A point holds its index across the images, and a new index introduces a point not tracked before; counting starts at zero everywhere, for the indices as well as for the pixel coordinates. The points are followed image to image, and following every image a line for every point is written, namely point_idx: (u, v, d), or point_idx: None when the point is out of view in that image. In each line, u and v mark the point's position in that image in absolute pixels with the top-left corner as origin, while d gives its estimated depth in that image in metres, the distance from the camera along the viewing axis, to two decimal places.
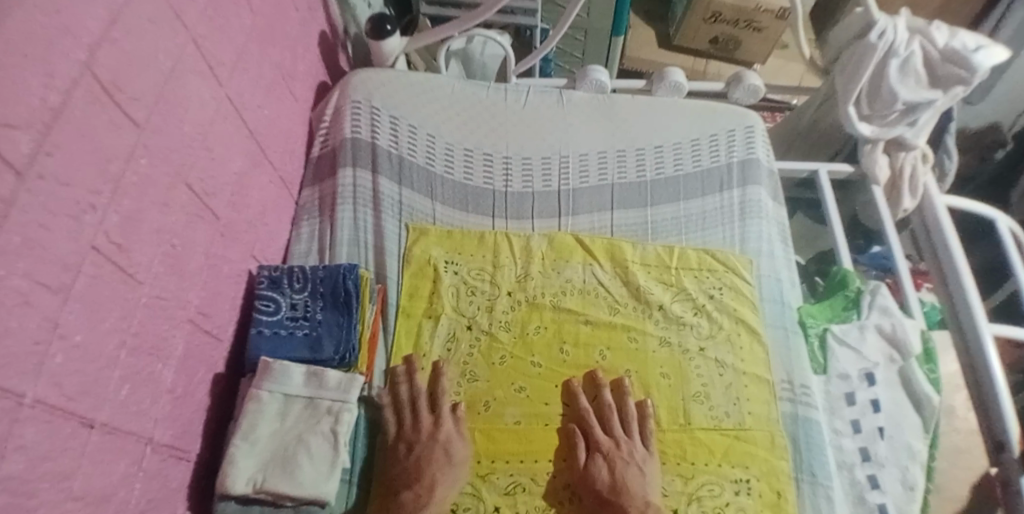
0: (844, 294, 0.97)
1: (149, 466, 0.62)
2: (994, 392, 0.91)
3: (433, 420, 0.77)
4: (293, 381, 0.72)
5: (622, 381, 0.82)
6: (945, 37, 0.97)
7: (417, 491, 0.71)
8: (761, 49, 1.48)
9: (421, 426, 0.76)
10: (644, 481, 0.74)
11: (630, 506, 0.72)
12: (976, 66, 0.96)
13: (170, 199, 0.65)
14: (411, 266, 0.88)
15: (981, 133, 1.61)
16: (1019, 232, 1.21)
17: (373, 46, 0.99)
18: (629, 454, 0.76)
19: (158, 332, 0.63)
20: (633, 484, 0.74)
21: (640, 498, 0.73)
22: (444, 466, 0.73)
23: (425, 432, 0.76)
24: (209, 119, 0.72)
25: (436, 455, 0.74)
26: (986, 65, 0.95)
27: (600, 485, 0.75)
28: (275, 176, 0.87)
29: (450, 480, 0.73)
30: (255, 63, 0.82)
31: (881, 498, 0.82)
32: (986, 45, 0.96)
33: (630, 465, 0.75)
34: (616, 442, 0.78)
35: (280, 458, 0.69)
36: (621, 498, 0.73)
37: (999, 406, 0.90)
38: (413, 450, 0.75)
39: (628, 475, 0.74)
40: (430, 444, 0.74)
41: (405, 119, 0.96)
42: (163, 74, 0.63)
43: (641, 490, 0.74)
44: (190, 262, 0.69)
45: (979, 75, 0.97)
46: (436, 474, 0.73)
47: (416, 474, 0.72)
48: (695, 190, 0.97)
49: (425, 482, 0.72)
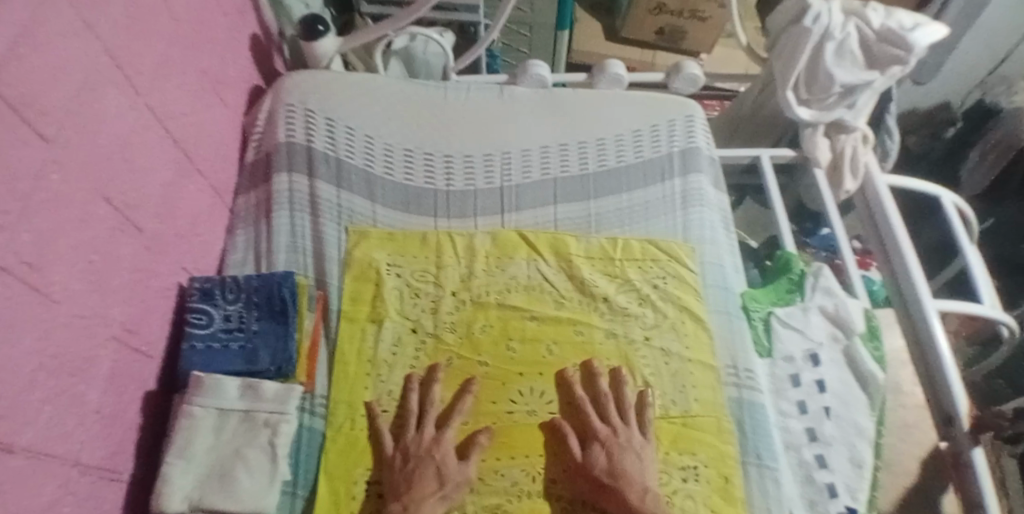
0: (787, 277, 0.98)
1: (78, 490, 0.60)
2: (943, 370, 0.91)
3: (434, 435, 0.76)
4: (228, 395, 0.71)
5: (595, 366, 0.82)
6: (880, 18, 0.98)
7: (404, 503, 0.70)
8: (706, 39, 1.49)
9: (420, 440, 0.75)
10: (641, 468, 0.74)
11: (630, 493, 0.72)
12: (913, 43, 0.97)
13: (89, 213, 0.62)
14: (353, 270, 0.86)
15: (932, 112, 1.73)
16: (965, 208, 1.23)
17: (306, 48, 0.98)
18: (627, 441, 0.76)
19: (81, 352, 0.61)
20: (632, 472, 0.73)
21: (638, 485, 0.72)
22: (440, 481, 0.72)
23: (422, 447, 0.75)
24: (131, 128, 0.69)
25: (427, 471, 0.72)
26: (922, 42, 0.96)
27: (598, 471, 0.74)
28: (206, 184, 0.85)
29: (441, 494, 0.71)
30: (182, 69, 0.80)
31: (829, 476, 0.83)
32: (922, 23, 0.97)
33: (627, 452, 0.75)
34: (615, 430, 0.77)
35: (217, 473, 0.68)
36: (621, 486, 0.72)
37: (946, 377, 0.91)
38: (407, 462, 0.73)
39: (627, 464, 0.74)
40: (423, 460, 0.73)
41: (342, 121, 0.95)
42: (78, 85, 0.60)
43: (639, 476, 0.73)
44: (114, 278, 0.66)
45: (916, 53, 0.98)
46: (429, 491, 0.71)
47: (404, 486, 0.71)
48: (637, 181, 0.98)
49: (414, 494, 0.70)
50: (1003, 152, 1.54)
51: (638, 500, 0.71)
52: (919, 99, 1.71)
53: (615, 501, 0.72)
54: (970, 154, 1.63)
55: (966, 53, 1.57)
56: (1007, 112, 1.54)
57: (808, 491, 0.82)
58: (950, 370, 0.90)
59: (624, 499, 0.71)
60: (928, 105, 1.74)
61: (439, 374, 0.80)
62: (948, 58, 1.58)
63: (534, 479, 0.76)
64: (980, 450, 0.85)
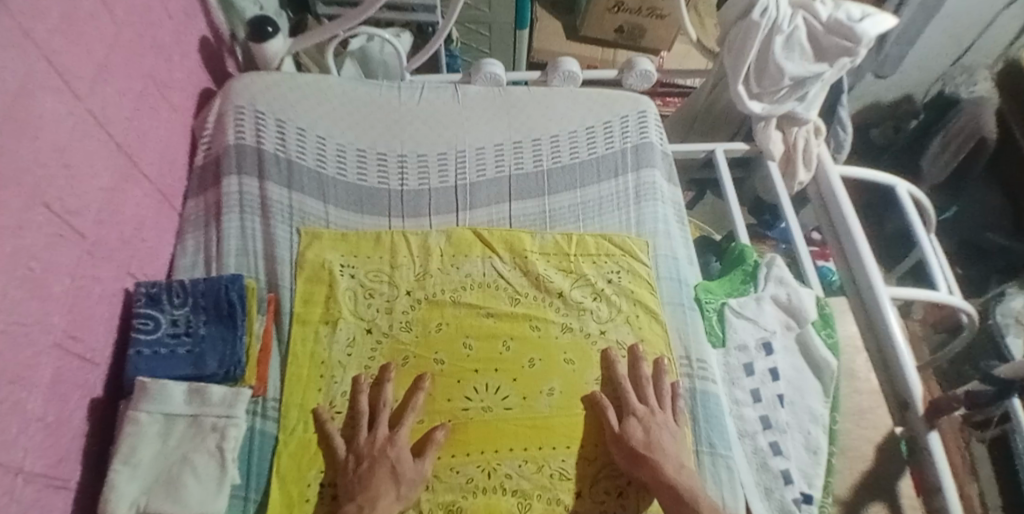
0: (742, 268, 1.00)
1: (22, 498, 0.59)
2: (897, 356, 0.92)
3: (388, 434, 0.76)
4: (174, 400, 0.70)
5: (638, 349, 0.85)
6: (829, 10, 0.99)
7: (359, 503, 0.70)
8: (665, 36, 1.51)
9: (374, 440, 0.75)
10: (674, 444, 0.77)
11: (665, 464, 0.74)
12: (861, 35, 0.96)
13: (26, 220, 0.61)
14: (305, 272, 0.85)
15: (896, 104, 1.75)
16: (921, 196, 1.24)
17: (256, 49, 0.97)
18: (662, 421, 0.79)
19: (21, 361, 0.60)
20: (667, 446, 0.76)
21: (673, 459, 0.75)
22: (396, 479, 0.72)
23: (376, 446, 0.74)
24: (70, 134, 0.68)
25: (382, 469, 0.72)
26: (870, 34, 0.95)
27: (634, 441, 0.76)
28: (153, 189, 0.84)
29: (397, 494, 0.71)
30: (125, 71, 0.78)
31: (784, 463, 0.84)
32: (871, 13, 0.96)
33: (663, 429, 0.78)
34: (652, 409, 0.80)
35: (164, 479, 0.67)
36: (656, 456, 0.75)
37: (899, 356, 0.91)
38: (361, 464, 0.73)
39: (664, 439, 0.76)
40: (378, 459, 0.73)
41: (293, 122, 0.94)
42: (13, 92, 0.59)
43: (673, 451, 0.76)
44: (52, 285, 0.65)
45: (865, 45, 0.98)
46: (384, 491, 0.70)
47: (359, 487, 0.71)
48: (591, 177, 0.99)
49: (368, 493, 0.70)
50: (966, 138, 1.58)
51: (673, 471, 0.74)
52: (884, 92, 1.72)
53: (648, 470, 0.74)
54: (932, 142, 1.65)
55: (928, 43, 1.57)
56: (968, 101, 1.60)
57: (764, 478, 0.83)
58: (904, 356, 0.91)
59: (659, 467, 0.74)
60: (891, 99, 1.75)
61: (391, 374, 0.80)
62: (910, 50, 1.57)
63: (490, 475, 0.76)
64: (936, 434, 0.85)
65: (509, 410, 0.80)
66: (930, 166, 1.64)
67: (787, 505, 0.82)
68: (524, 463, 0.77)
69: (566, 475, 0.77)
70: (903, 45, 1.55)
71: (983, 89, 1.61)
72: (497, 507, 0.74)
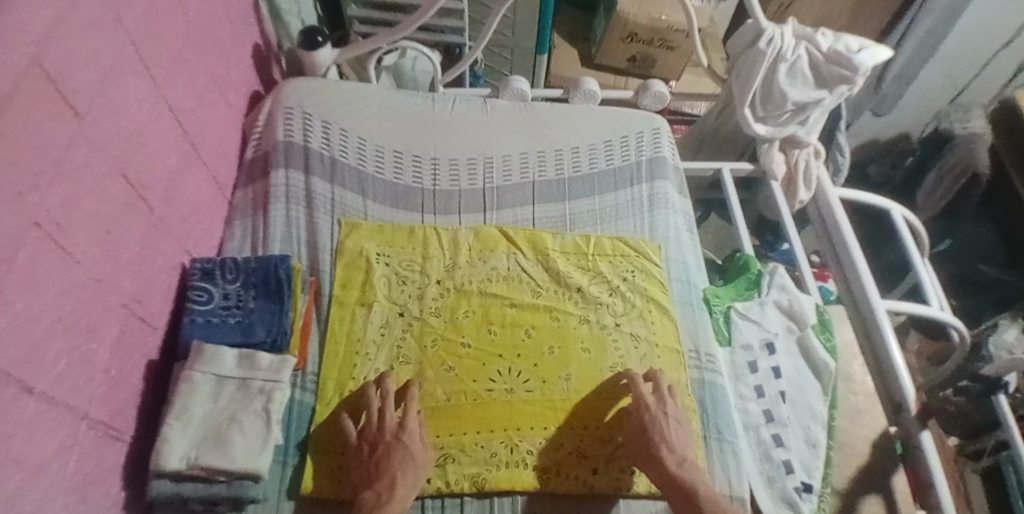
0: (746, 276, 1.06)
1: (83, 442, 0.64)
2: (892, 361, 0.97)
3: (398, 421, 0.78)
4: (226, 363, 0.76)
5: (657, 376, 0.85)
6: (829, 42, 1.07)
7: (377, 490, 0.72)
8: (675, 67, 1.60)
9: (384, 426, 0.78)
10: (681, 438, 0.80)
11: (668, 457, 0.77)
12: (859, 65, 1.06)
13: (107, 187, 0.68)
14: (344, 258, 0.92)
15: (894, 142, 1.89)
16: (915, 221, 1.33)
17: (306, 57, 1.07)
18: (669, 411, 0.82)
19: (93, 314, 0.66)
20: (673, 440, 0.79)
21: (677, 453, 0.78)
22: (402, 464, 0.74)
23: (388, 431, 0.77)
24: (146, 116, 0.75)
25: (396, 454, 0.75)
26: (867, 64, 1.05)
27: (642, 423, 0.81)
28: (208, 175, 0.91)
29: (411, 480, 0.74)
30: (192, 67, 0.86)
31: (786, 454, 0.90)
32: (868, 46, 1.06)
33: (671, 422, 0.80)
34: (660, 399, 0.82)
35: (213, 435, 0.72)
36: (662, 449, 0.78)
37: (896, 369, 0.96)
38: (375, 451, 0.76)
39: (668, 427, 0.79)
40: (392, 444, 0.76)
41: (336, 124, 1.02)
42: (104, 71, 0.66)
43: (679, 443, 0.79)
44: (124, 250, 0.71)
45: (861, 74, 1.07)
46: (398, 472, 0.74)
47: (375, 474, 0.74)
48: (609, 186, 1.06)
49: (385, 482, 0.73)
50: (958, 175, 1.70)
51: (677, 465, 0.77)
52: (881, 130, 1.86)
53: (654, 466, 0.77)
54: (926, 177, 1.75)
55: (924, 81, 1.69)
56: (961, 137, 1.68)
57: (766, 467, 0.89)
58: (898, 361, 0.96)
59: (663, 462, 0.77)
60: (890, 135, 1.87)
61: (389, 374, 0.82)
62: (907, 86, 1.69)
63: (512, 450, 0.81)
64: (928, 433, 0.90)
65: (531, 392, 0.85)
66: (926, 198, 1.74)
67: (789, 494, 0.87)
68: (543, 440, 0.82)
69: (582, 454, 0.82)
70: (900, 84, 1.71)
71: (976, 126, 1.69)
72: (519, 481, 0.79)
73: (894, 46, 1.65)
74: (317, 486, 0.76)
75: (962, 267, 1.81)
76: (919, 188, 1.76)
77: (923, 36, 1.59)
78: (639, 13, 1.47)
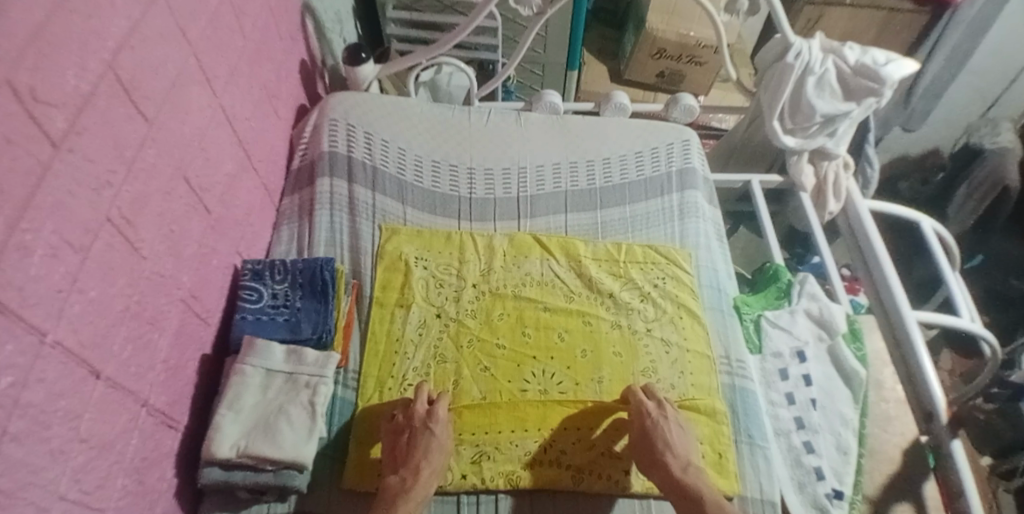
0: (776, 285, 1.07)
1: (144, 427, 0.68)
2: (923, 373, 0.97)
3: (426, 408, 0.81)
4: (275, 357, 0.80)
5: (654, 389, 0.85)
6: (857, 55, 1.09)
7: (403, 475, 0.76)
8: (703, 82, 1.63)
9: (414, 414, 0.80)
10: (684, 443, 0.81)
11: (673, 463, 0.78)
12: (886, 77, 1.07)
13: (171, 188, 0.72)
14: (384, 261, 0.96)
15: (924, 157, 1.91)
16: (946, 236, 1.32)
17: (350, 72, 1.13)
18: (668, 417, 0.81)
19: (157, 305, 0.70)
20: (678, 446, 0.80)
21: (681, 458, 0.79)
22: (425, 450, 0.77)
23: (416, 418, 0.79)
24: (206, 123, 0.80)
25: (419, 445, 0.77)
26: (894, 76, 1.06)
27: (642, 429, 0.80)
28: (259, 182, 0.96)
29: (433, 466, 0.77)
30: (247, 79, 0.92)
31: (817, 460, 0.90)
32: (895, 59, 1.07)
33: (673, 428, 0.81)
34: (659, 405, 0.82)
35: (261, 426, 0.76)
36: (666, 457, 0.78)
37: (927, 380, 0.96)
38: (400, 438, 0.79)
39: (672, 434, 0.80)
40: (418, 430, 0.78)
41: (378, 135, 1.07)
42: (171, 80, 0.72)
43: (681, 450, 0.80)
44: (185, 247, 0.76)
45: (889, 86, 1.08)
46: (422, 458, 0.76)
47: (403, 459, 0.77)
48: (639, 195, 1.09)
49: (410, 467, 0.76)
50: (988, 190, 1.67)
51: (680, 471, 0.78)
52: (910, 145, 1.89)
53: (660, 475, 0.78)
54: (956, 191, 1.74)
55: (954, 96, 1.74)
56: (991, 151, 1.67)
57: (796, 473, 0.90)
58: (928, 371, 0.95)
59: (668, 467, 0.78)
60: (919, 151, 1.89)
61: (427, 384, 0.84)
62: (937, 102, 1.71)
63: (545, 449, 0.83)
64: (958, 441, 0.91)
65: (564, 393, 0.87)
66: (957, 211, 1.73)
67: (820, 500, 0.87)
68: (576, 440, 0.84)
69: (614, 454, 0.84)
70: (929, 99, 1.72)
71: (1006, 140, 1.68)
72: (552, 480, 0.81)
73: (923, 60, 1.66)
74: (357, 479, 0.79)
75: (993, 283, 1.81)
76: (949, 202, 1.76)
77: (952, 51, 1.61)
78: (667, 29, 1.50)
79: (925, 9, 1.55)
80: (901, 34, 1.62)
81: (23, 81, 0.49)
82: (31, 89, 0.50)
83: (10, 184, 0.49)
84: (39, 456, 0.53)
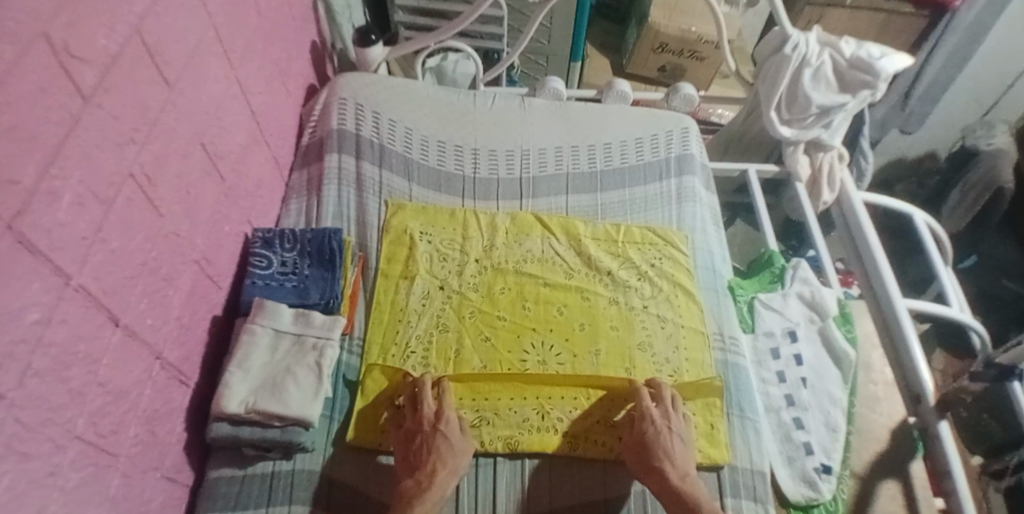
0: (770, 270, 1.11)
1: (156, 379, 0.71)
2: (909, 351, 1.00)
3: (434, 412, 0.81)
4: (284, 320, 0.83)
5: (663, 393, 0.85)
6: (852, 48, 1.13)
7: (418, 479, 0.76)
8: (703, 77, 1.66)
9: (422, 418, 0.81)
10: (683, 454, 0.81)
11: (670, 472, 0.79)
12: (880, 70, 1.10)
13: (189, 153, 0.75)
14: (390, 235, 0.99)
15: (920, 160, 1.94)
16: (938, 230, 1.34)
17: (359, 53, 1.16)
18: (670, 425, 0.82)
19: (172, 264, 0.73)
20: (677, 456, 0.80)
21: (680, 468, 0.80)
22: (439, 453, 0.78)
23: (426, 422, 0.80)
24: (222, 94, 0.83)
25: (432, 446, 0.78)
26: (888, 70, 1.10)
27: (646, 436, 0.81)
28: (269, 155, 0.99)
29: (452, 468, 0.77)
30: (261, 55, 0.94)
31: (806, 436, 0.93)
32: (889, 53, 1.11)
33: (671, 433, 0.82)
34: (665, 413, 0.83)
35: (269, 385, 0.79)
36: (665, 464, 0.79)
37: (914, 361, 0.98)
38: (411, 444, 0.80)
39: (673, 446, 0.80)
40: (430, 434, 0.79)
41: (386, 115, 1.10)
42: (191, 49, 0.74)
43: (679, 461, 0.80)
44: (199, 211, 0.79)
45: (883, 79, 1.11)
46: (439, 461, 0.77)
47: (416, 463, 0.78)
48: (638, 180, 1.12)
49: (426, 471, 0.77)
50: (982, 191, 1.71)
51: (679, 480, 0.78)
52: (907, 148, 1.91)
53: (656, 478, 0.79)
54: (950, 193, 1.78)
55: (951, 100, 1.77)
56: (985, 152, 1.71)
57: (787, 447, 0.92)
58: (915, 350, 0.98)
59: (665, 473, 0.78)
60: (916, 154, 1.93)
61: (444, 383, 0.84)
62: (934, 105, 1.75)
63: (543, 417, 0.86)
64: (946, 423, 0.92)
65: (562, 364, 0.90)
66: (952, 212, 1.76)
67: (809, 474, 0.90)
68: (573, 409, 0.87)
69: (610, 423, 0.86)
70: (925, 102, 1.76)
71: (1002, 142, 1.71)
72: (549, 447, 0.84)
73: (921, 62, 1.68)
74: (363, 438, 0.82)
75: (986, 283, 1.84)
76: (945, 202, 1.79)
77: (951, 53, 1.63)
78: (669, 24, 1.53)
79: (924, 12, 1.57)
80: (899, 36, 1.64)
81: (57, 35, 0.52)
82: (64, 43, 0.53)
83: (42, 131, 0.52)
84: (60, 395, 0.56)
